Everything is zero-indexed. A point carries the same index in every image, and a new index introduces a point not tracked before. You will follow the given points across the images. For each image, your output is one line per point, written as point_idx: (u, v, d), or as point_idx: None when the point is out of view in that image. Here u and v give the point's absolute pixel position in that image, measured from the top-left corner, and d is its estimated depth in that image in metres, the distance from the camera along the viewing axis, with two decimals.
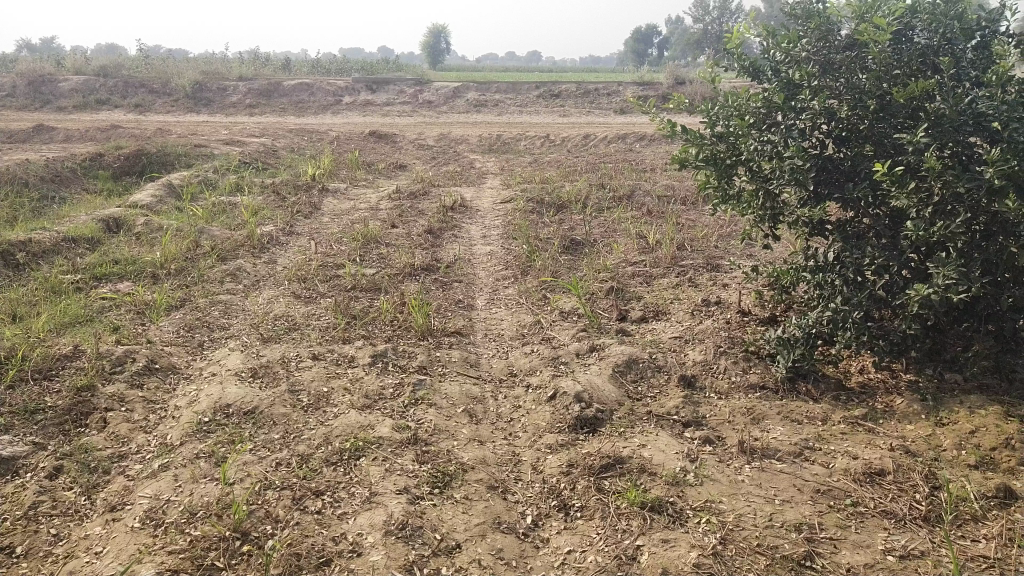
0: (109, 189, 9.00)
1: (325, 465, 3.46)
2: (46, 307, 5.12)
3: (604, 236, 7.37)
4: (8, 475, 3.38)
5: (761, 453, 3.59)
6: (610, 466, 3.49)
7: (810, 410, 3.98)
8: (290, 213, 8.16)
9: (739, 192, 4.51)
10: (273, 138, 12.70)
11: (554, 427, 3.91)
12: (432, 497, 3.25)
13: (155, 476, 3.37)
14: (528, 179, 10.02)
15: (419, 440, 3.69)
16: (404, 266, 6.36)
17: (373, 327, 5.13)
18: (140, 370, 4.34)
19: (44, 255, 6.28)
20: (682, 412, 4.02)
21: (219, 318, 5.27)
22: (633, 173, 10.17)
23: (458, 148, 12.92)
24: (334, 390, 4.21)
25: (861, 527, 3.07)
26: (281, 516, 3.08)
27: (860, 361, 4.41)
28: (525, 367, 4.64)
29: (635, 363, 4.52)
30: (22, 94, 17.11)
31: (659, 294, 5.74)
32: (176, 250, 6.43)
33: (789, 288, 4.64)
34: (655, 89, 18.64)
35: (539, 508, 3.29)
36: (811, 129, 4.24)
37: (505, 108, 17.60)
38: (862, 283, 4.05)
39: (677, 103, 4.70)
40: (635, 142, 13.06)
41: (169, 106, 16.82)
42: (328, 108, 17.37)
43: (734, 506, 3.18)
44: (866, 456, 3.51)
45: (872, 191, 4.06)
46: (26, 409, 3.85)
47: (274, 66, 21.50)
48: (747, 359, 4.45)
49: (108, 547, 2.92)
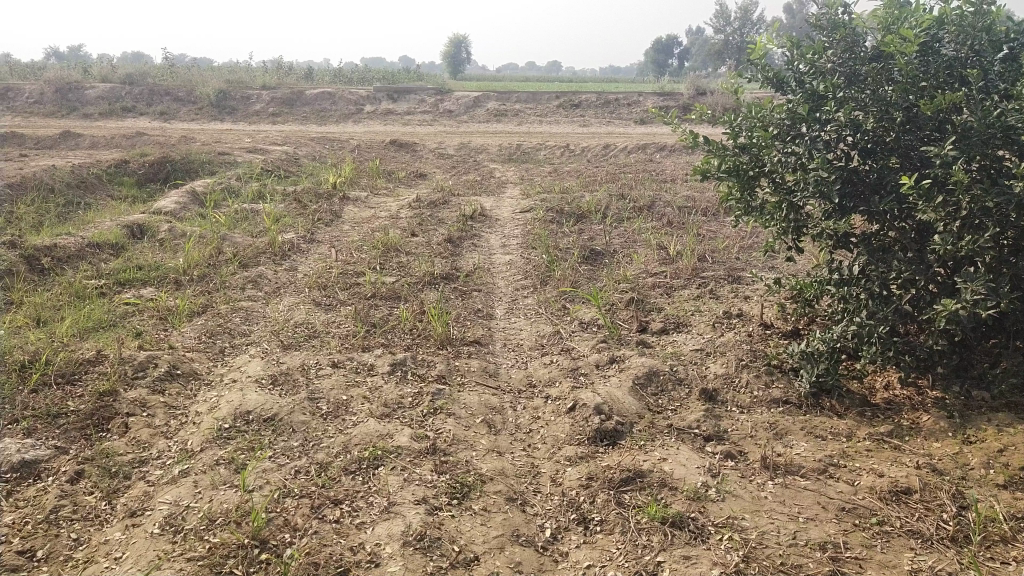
0: (133, 195, 9.10)
1: (343, 474, 3.45)
2: (70, 312, 5.17)
3: (624, 247, 7.34)
4: (29, 478, 3.41)
5: (784, 470, 3.53)
6: (629, 480, 3.45)
7: (834, 426, 3.91)
8: (310, 221, 8.21)
9: (762, 204, 4.47)
10: (295, 146, 12.80)
11: (573, 439, 3.88)
12: (450, 508, 3.23)
13: (175, 482, 3.38)
14: (548, 189, 10.00)
15: (437, 449, 3.67)
16: (423, 275, 6.36)
17: (392, 335, 5.13)
18: (161, 376, 4.37)
19: (69, 260, 6.36)
20: (703, 426, 3.97)
21: (240, 325, 5.30)
22: (653, 184, 10.14)
23: (477, 158, 12.94)
24: (353, 398, 4.20)
25: (887, 546, 3.01)
26: (299, 525, 3.07)
27: (885, 377, 4.35)
28: (544, 378, 4.62)
29: (655, 376, 4.48)
30: (50, 102, 17.39)
31: (679, 306, 5.69)
32: (198, 257, 6.48)
33: (812, 301, 4.58)
34: (675, 99, 18.59)
35: (558, 521, 3.25)
36: (835, 141, 4.17)
37: (525, 118, 17.62)
38: (887, 297, 4.00)
39: (699, 114, 4.69)
40: (655, 152, 13.01)
41: (193, 115, 17.01)
42: (350, 117, 17.49)
43: (756, 523, 3.13)
44: (891, 474, 3.45)
45: (899, 205, 4.00)
46: (49, 413, 3.88)
47: (298, 75, 21.70)
48: (769, 373, 4.40)
49: (127, 553, 2.93)
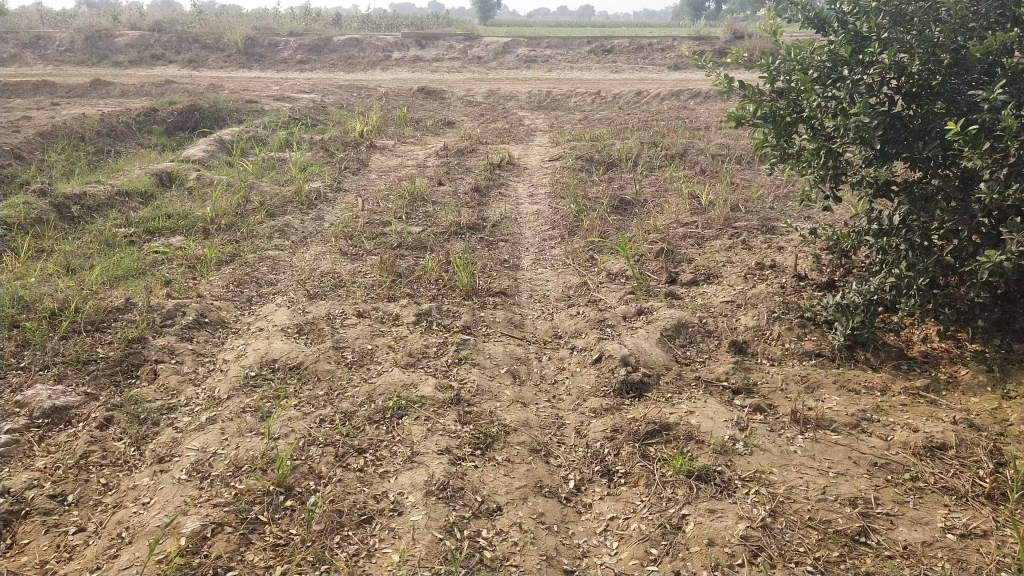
0: (163, 144, 9.11)
1: (367, 423, 3.45)
2: (100, 261, 5.21)
3: (655, 196, 7.18)
4: (61, 424, 3.47)
5: (815, 424, 3.45)
6: (655, 433, 3.40)
7: (869, 380, 3.81)
8: (337, 169, 8.15)
9: (799, 150, 4.30)
10: (323, 94, 12.68)
11: (598, 391, 3.83)
12: (474, 459, 3.22)
13: (202, 429, 3.41)
14: (578, 137, 9.79)
15: (461, 400, 3.65)
16: (449, 225, 6.29)
17: (417, 285, 5.09)
18: (189, 324, 4.40)
19: (99, 209, 6.40)
20: (732, 378, 3.89)
21: (267, 274, 5.30)
22: (686, 131, 9.87)
23: (506, 105, 12.69)
24: (378, 347, 4.19)
25: (919, 503, 2.93)
26: (324, 473, 3.09)
27: (923, 330, 4.21)
28: (570, 330, 4.56)
29: (684, 328, 4.40)
30: (80, 50, 17.40)
31: (710, 257, 5.56)
32: (226, 206, 6.47)
33: (849, 252, 4.42)
34: (711, 42, 17.99)
35: (582, 473, 3.22)
36: (878, 85, 3.98)
37: (556, 64, 17.22)
38: (928, 248, 3.84)
39: (735, 57, 4.48)
40: (689, 99, 12.65)
41: (222, 63, 16.91)
42: (377, 64, 17.27)
43: (785, 478, 3.07)
44: (926, 430, 3.35)
45: (943, 151, 3.81)
46: (79, 360, 3.93)
47: (326, 22, 21.39)
48: (802, 326, 4.28)
49: (155, 498, 2.97)
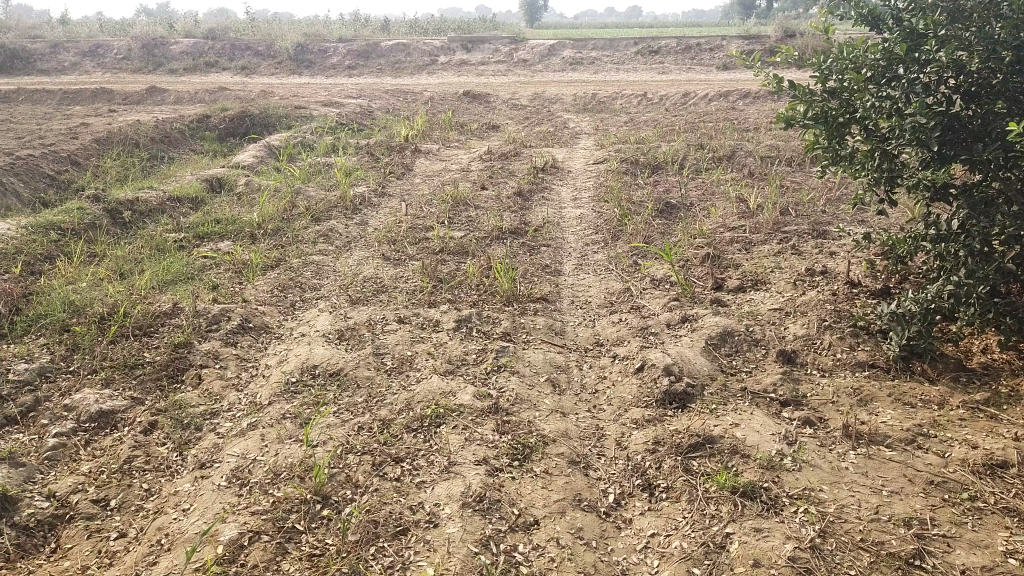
0: (214, 149, 9.31)
1: (405, 431, 3.42)
2: (150, 265, 5.32)
3: (702, 200, 7.03)
4: (107, 428, 3.54)
5: (867, 439, 3.30)
6: (698, 446, 3.30)
7: (925, 393, 3.63)
8: (382, 174, 8.20)
9: (852, 152, 4.15)
10: (370, 99, 12.80)
11: (640, 401, 3.74)
12: (511, 470, 3.16)
13: (243, 435, 3.44)
14: (623, 140, 9.67)
15: (500, 409, 3.60)
16: (492, 230, 6.25)
17: (458, 291, 5.07)
18: (233, 329, 4.45)
19: (150, 214, 6.55)
20: (780, 390, 3.76)
21: (311, 279, 5.34)
22: (734, 133, 9.67)
23: (551, 108, 12.62)
24: (418, 354, 4.18)
25: (979, 525, 2.77)
26: (360, 482, 3.07)
27: (983, 340, 4.01)
28: (612, 337, 4.47)
29: (730, 337, 4.27)
30: (137, 58, 17.93)
31: (758, 262, 5.41)
32: (272, 211, 6.56)
33: (905, 258, 4.24)
34: (761, 41, 17.62)
35: (622, 486, 3.14)
36: (936, 84, 3.81)
37: (602, 66, 17.09)
38: (989, 255, 3.66)
39: (785, 56, 4.35)
40: (738, 99, 12.40)
41: (272, 69, 17.24)
42: (424, 68, 17.38)
43: (835, 496, 2.94)
44: (987, 446, 3.18)
45: (1005, 153, 3.60)
46: (126, 364, 4.01)
47: (374, 27, 21.64)
48: (854, 336, 4.12)
49: (195, 505, 2.99)
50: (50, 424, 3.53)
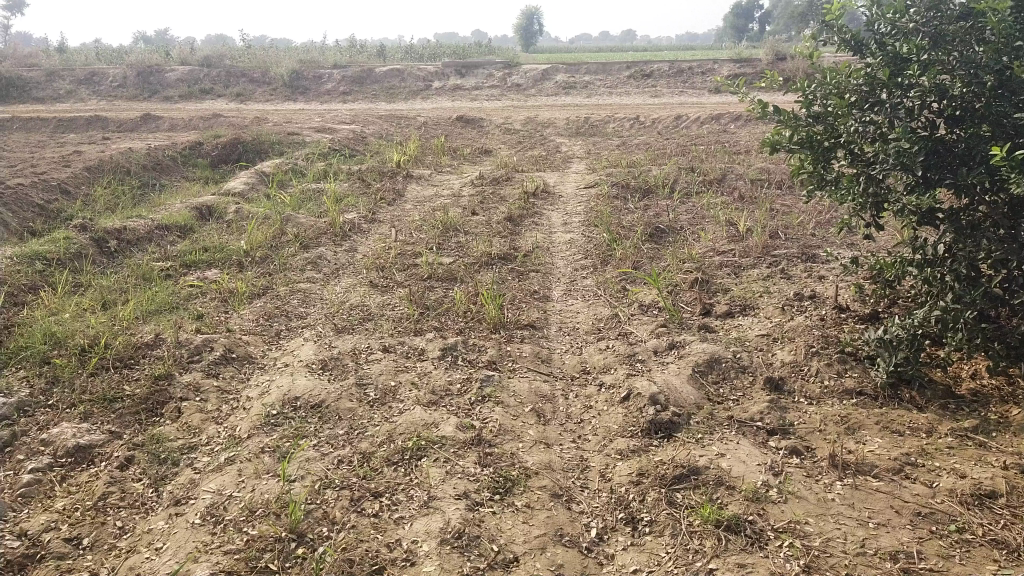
0: (206, 176, 9.31)
1: (386, 465, 3.37)
2: (135, 295, 5.28)
3: (692, 223, 7.03)
4: (83, 463, 3.47)
5: (854, 469, 3.25)
6: (683, 478, 3.25)
7: (913, 421, 3.59)
8: (373, 200, 8.19)
9: (838, 176, 4.12)
10: (363, 125, 12.85)
11: (625, 431, 3.69)
12: (492, 504, 3.11)
13: (221, 470, 3.38)
14: (614, 164, 9.69)
15: (483, 441, 3.55)
16: (480, 255, 6.23)
17: (445, 318, 5.02)
18: (216, 360, 4.40)
19: (137, 243, 6.52)
20: (767, 418, 3.71)
21: (297, 307, 5.30)
22: (725, 156, 9.70)
23: (544, 132, 12.68)
24: (402, 384, 4.12)
25: (966, 558, 2.71)
26: (338, 518, 3.02)
27: (972, 365, 3.98)
28: (599, 365, 4.43)
29: (717, 363, 4.23)
30: (133, 85, 18.03)
31: (746, 287, 5.38)
32: (261, 238, 6.53)
33: (893, 282, 4.20)
34: (753, 64, 17.76)
35: (605, 520, 3.08)
36: (919, 108, 3.78)
37: (595, 90, 17.20)
38: (976, 279, 3.62)
39: (769, 81, 4.32)
40: (729, 122, 12.46)
41: (268, 96, 17.33)
42: (418, 94, 17.49)
43: (821, 529, 2.89)
44: (974, 476, 3.12)
45: (990, 178, 3.56)
46: (105, 398, 3.95)
47: (369, 53, 21.77)
48: (842, 362, 4.08)
49: (168, 544, 2.93)
50: (25, 460, 3.46)
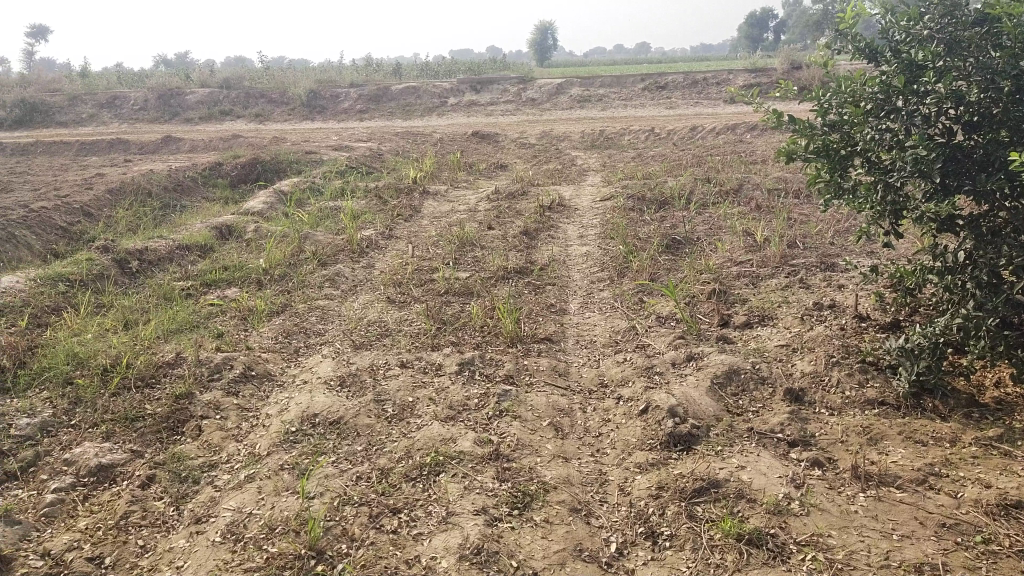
0: (226, 196, 9.42)
1: (404, 481, 3.37)
2: (156, 314, 5.34)
3: (708, 234, 7.00)
4: (106, 482, 3.51)
5: (877, 480, 3.20)
6: (702, 491, 3.22)
7: (937, 430, 3.53)
8: (390, 217, 8.24)
9: (855, 185, 4.08)
10: (380, 142, 12.96)
11: (644, 444, 3.67)
12: (510, 519, 3.10)
13: (240, 487, 3.40)
14: (630, 176, 9.68)
15: (500, 455, 3.54)
16: (497, 270, 6.24)
17: (462, 333, 5.03)
18: (236, 378, 4.43)
19: (158, 263, 6.61)
20: (787, 430, 3.67)
21: (316, 324, 5.34)
22: (741, 166, 9.66)
23: (559, 146, 12.71)
24: (419, 400, 4.13)
25: (994, 570, 2.66)
26: (356, 535, 3.02)
27: (996, 373, 3.92)
28: (617, 378, 4.40)
29: (736, 375, 4.20)
30: (153, 108, 18.34)
31: (765, 297, 5.34)
32: (280, 256, 6.59)
33: (914, 290, 4.15)
34: (768, 74, 17.72)
35: (625, 535, 3.05)
36: (935, 115, 3.76)
37: (610, 103, 17.24)
38: (997, 286, 3.57)
39: (784, 90, 4.31)
40: (745, 132, 12.42)
41: (286, 116, 17.54)
42: (434, 110, 17.62)
43: (844, 542, 2.85)
44: (1001, 486, 3.06)
45: (1009, 182, 3.52)
46: (127, 417, 4.00)
47: (385, 71, 21.98)
48: (863, 372, 4.03)
49: (189, 562, 2.95)
50: (49, 480, 3.51)
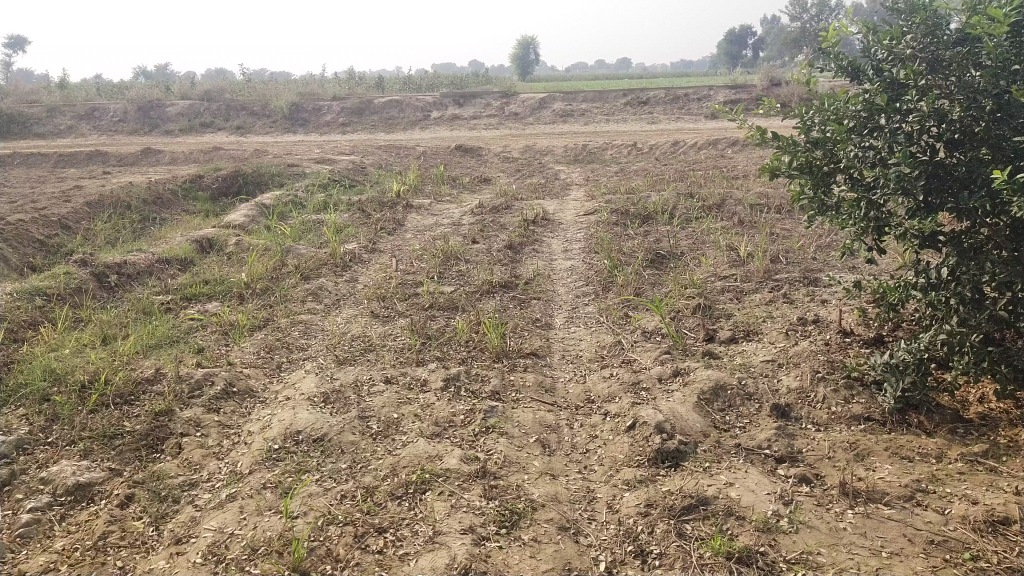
0: (207, 209, 9.33)
1: (390, 499, 3.32)
2: (135, 329, 5.25)
3: (692, 249, 7.02)
4: (83, 502, 3.43)
5: (865, 497, 3.21)
6: (691, 508, 3.20)
7: (922, 446, 3.55)
8: (373, 230, 8.20)
9: (838, 202, 4.10)
10: (363, 155, 12.93)
11: (632, 461, 3.64)
12: (498, 539, 3.05)
13: (222, 507, 3.33)
14: (613, 190, 9.71)
15: (487, 473, 3.50)
16: (482, 284, 6.21)
17: (447, 348, 4.99)
18: (217, 394, 4.36)
19: (138, 277, 6.51)
20: (775, 446, 3.67)
21: (298, 339, 5.27)
22: (723, 181, 9.73)
23: (543, 160, 12.75)
24: (404, 416, 4.08)
25: None
26: (341, 556, 2.96)
27: (979, 389, 3.96)
28: (604, 394, 4.38)
29: (722, 391, 4.19)
30: (133, 120, 18.18)
31: (749, 312, 5.36)
32: (261, 270, 6.51)
33: (897, 306, 4.18)
34: (748, 90, 17.92)
35: (614, 553, 3.02)
36: (918, 133, 3.77)
37: (592, 118, 17.33)
38: (981, 302, 3.60)
39: (767, 107, 4.33)
40: (726, 147, 12.53)
41: (267, 128, 17.46)
42: (417, 123, 17.62)
43: (834, 560, 2.84)
44: (987, 502, 3.07)
45: (991, 201, 3.50)
46: (105, 434, 3.91)
47: (367, 85, 21.96)
48: (848, 388, 4.04)
49: None
50: (24, 499, 3.41)
